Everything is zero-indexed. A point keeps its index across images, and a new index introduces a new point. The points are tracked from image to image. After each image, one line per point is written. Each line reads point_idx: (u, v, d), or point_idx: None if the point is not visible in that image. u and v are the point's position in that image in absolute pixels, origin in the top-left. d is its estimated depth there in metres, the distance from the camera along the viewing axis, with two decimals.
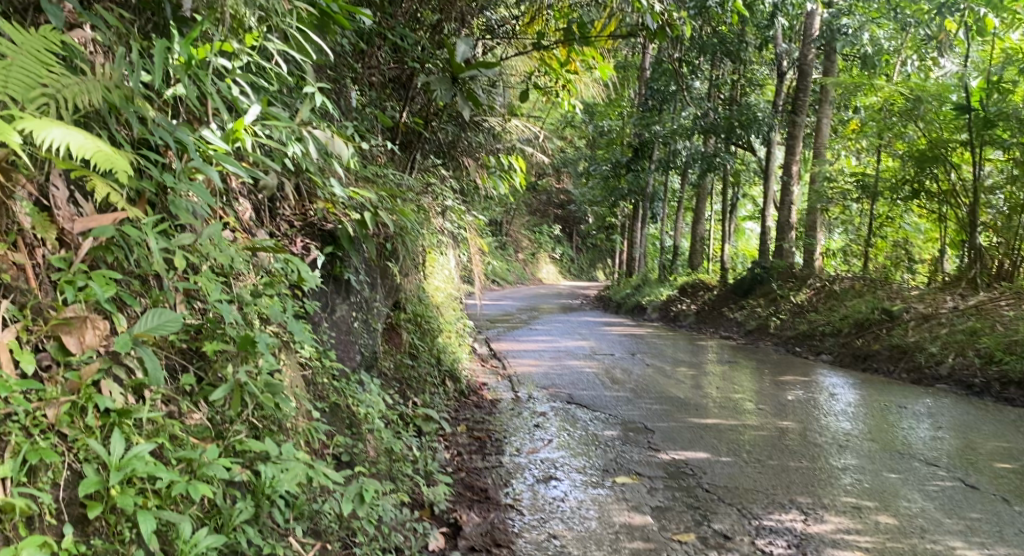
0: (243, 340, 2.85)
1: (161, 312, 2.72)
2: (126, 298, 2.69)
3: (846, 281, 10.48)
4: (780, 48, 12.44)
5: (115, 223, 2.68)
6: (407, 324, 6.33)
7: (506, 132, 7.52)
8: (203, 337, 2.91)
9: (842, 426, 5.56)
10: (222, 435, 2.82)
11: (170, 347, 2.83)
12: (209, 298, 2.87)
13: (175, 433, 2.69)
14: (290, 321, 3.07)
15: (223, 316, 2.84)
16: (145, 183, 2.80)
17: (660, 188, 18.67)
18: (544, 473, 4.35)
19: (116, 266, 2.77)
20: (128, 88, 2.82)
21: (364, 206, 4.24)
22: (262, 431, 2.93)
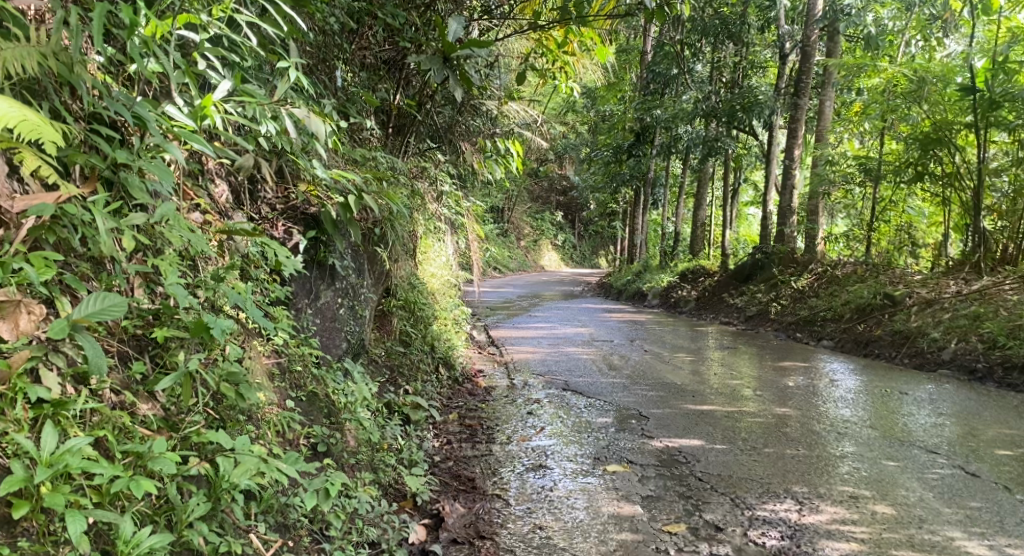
0: (195, 327, 2.70)
1: (105, 296, 2.56)
2: (69, 282, 2.56)
3: (848, 266, 10.33)
4: (783, 30, 12.22)
5: (56, 204, 2.54)
6: (399, 310, 6.21)
7: (503, 115, 7.37)
8: (157, 325, 2.78)
9: (842, 413, 5.45)
10: (176, 427, 2.70)
11: (123, 334, 2.71)
12: (165, 283, 2.73)
13: (123, 425, 2.57)
14: (252, 307, 2.95)
15: (179, 301, 2.72)
16: (93, 159, 2.67)
17: (662, 173, 18.49)
18: (534, 461, 4.24)
19: (62, 247, 2.63)
20: (69, 55, 2.66)
21: (347, 188, 4.12)
22: (227, 423, 2.83)
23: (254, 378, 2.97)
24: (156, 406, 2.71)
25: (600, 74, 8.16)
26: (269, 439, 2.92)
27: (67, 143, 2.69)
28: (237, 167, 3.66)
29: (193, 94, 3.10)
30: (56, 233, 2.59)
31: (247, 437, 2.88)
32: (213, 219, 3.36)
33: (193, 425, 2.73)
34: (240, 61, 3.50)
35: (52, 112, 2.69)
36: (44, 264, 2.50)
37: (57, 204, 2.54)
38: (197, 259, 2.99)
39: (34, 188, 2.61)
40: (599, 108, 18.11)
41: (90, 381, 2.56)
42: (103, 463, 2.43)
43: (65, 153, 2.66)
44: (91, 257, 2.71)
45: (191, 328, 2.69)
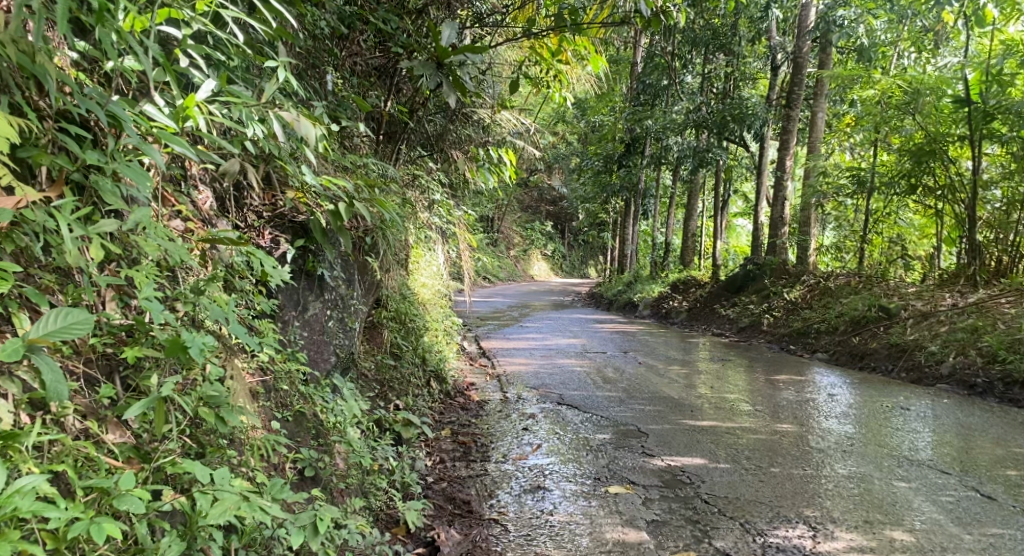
0: (171, 346, 2.48)
1: (68, 312, 2.36)
2: (30, 296, 2.36)
3: (841, 278, 10.20)
4: (774, 41, 12.11)
5: (12, 210, 2.33)
6: (390, 322, 6.01)
7: (496, 124, 7.21)
8: (130, 342, 2.57)
9: (843, 428, 5.27)
10: (147, 457, 2.50)
11: (91, 355, 2.51)
12: (139, 295, 2.53)
13: (86, 456, 2.39)
14: (235, 324, 2.73)
15: (154, 317, 2.51)
16: (60, 160, 2.47)
17: (651, 184, 18.39)
18: (532, 482, 4.03)
19: (22, 255, 2.42)
20: (35, 45, 2.45)
21: (337, 195, 3.94)
22: (206, 449, 2.65)
23: (238, 399, 2.74)
24: (125, 435, 2.51)
25: (593, 83, 8.01)
26: (252, 467, 2.72)
27: (32, 142, 2.49)
28: (222, 172, 3.49)
29: (174, 93, 2.91)
30: (15, 241, 2.39)
31: (230, 463, 2.68)
32: (196, 227, 3.17)
33: (167, 453, 2.53)
34: (224, 60, 3.31)
35: (14, 107, 2.47)
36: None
37: (13, 209, 2.33)
38: (177, 269, 2.78)
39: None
40: (588, 118, 17.96)
41: (49, 408, 2.37)
42: (61, 503, 2.24)
43: (30, 153, 2.46)
44: (58, 267, 2.51)
45: (165, 347, 2.48)
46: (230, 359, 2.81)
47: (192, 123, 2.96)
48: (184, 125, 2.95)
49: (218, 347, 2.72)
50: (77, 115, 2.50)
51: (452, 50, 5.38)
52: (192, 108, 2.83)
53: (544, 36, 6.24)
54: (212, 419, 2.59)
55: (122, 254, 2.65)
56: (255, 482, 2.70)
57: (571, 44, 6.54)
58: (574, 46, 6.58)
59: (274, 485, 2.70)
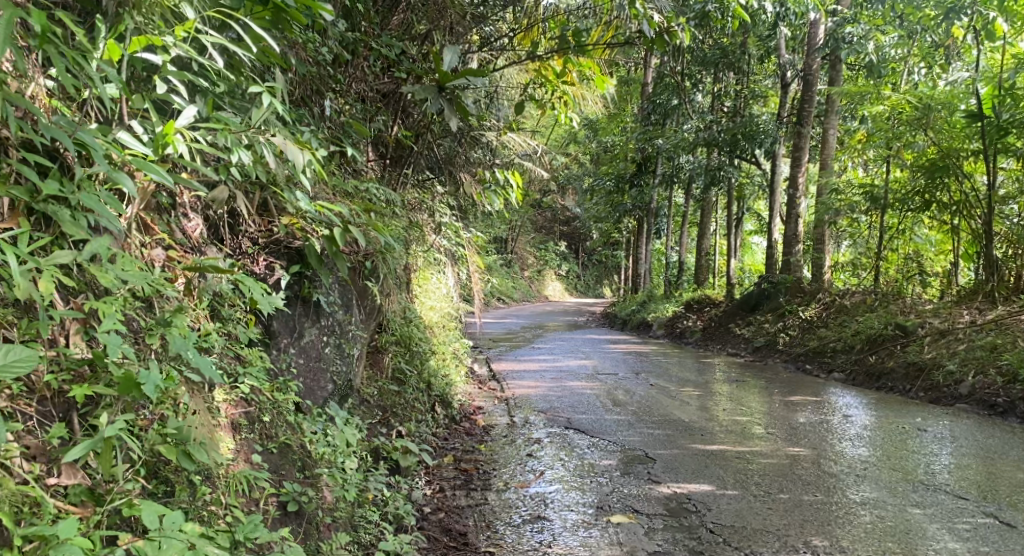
0: (125, 382, 2.38)
1: (10, 350, 2.26)
2: None
3: (857, 295, 10.03)
4: (783, 58, 12.02)
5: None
6: (393, 346, 5.93)
7: (502, 146, 7.14)
8: (88, 378, 2.47)
9: (859, 452, 5.11)
10: (101, 499, 2.40)
11: (45, 393, 2.41)
12: (100, 328, 2.44)
13: (29, 501, 2.28)
14: (204, 355, 2.63)
15: (110, 352, 2.41)
16: (22, 189, 2.40)
17: (664, 203, 18.28)
18: (531, 512, 3.92)
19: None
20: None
21: (332, 221, 3.88)
22: (175, 486, 2.57)
23: (208, 435, 2.64)
24: (78, 477, 2.40)
25: (601, 105, 7.96)
26: (226, 504, 2.64)
27: None
28: (212, 199, 3.43)
29: (153, 121, 2.86)
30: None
31: (202, 501, 2.60)
32: (180, 256, 3.09)
33: (124, 494, 2.43)
34: (209, 86, 3.26)
35: None
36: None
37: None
38: (150, 299, 2.70)
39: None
40: (599, 138, 17.94)
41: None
42: None
43: None
44: (17, 301, 2.43)
45: (119, 383, 2.39)
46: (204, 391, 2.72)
47: (171, 150, 2.91)
48: (162, 152, 2.89)
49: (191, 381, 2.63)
50: (42, 143, 2.43)
51: (454, 73, 5.33)
52: (171, 135, 2.78)
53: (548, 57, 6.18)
54: (176, 456, 2.51)
55: (91, 286, 2.58)
56: (228, 522, 2.62)
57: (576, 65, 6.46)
58: (580, 68, 6.49)
59: (250, 523, 2.63)
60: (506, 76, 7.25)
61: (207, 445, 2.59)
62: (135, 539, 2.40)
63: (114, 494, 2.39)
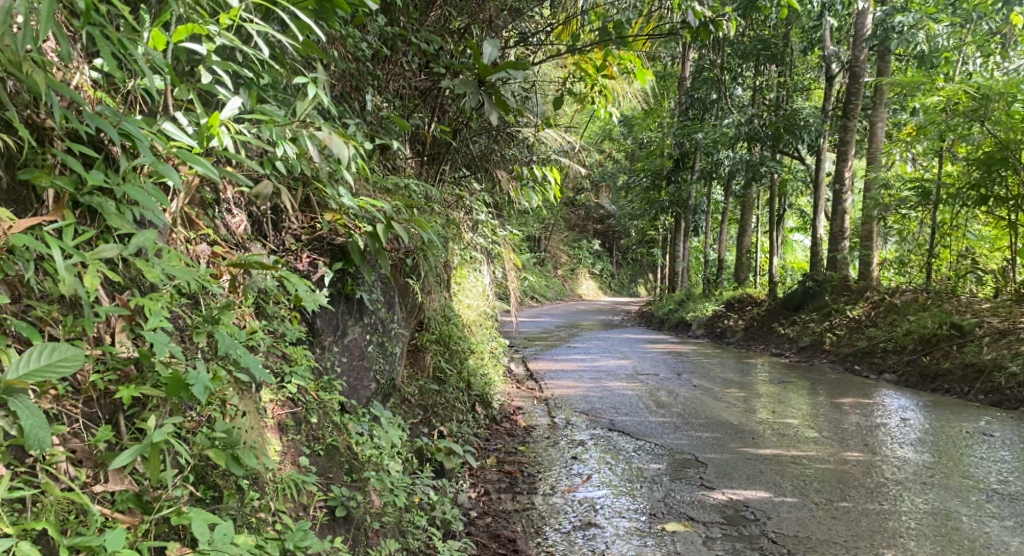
0: (172, 383, 2.28)
1: (57, 347, 2.19)
2: (23, 329, 2.19)
3: (907, 294, 9.76)
4: (828, 50, 11.75)
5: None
6: (433, 345, 5.82)
7: (541, 142, 6.99)
8: (135, 378, 2.39)
9: (920, 457, 4.91)
10: (148, 506, 2.31)
11: (92, 393, 2.32)
12: (145, 326, 2.35)
13: (75, 510, 2.19)
14: (253, 356, 2.53)
15: (158, 350, 2.32)
16: (64, 180, 2.31)
17: (702, 200, 18.03)
18: (582, 518, 3.78)
19: (18, 286, 2.26)
20: (39, 58, 2.30)
21: (375, 216, 3.78)
22: (223, 492, 2.47)
23: (258, 438, 2.53)
24: (125, 483, 2.31)
25: (642, 98, 7.81)
26: (274, 511, 2.54)
27: (36, 163, 2.34)
28: (256, 193, 3.34)
29: (198, 112, 2.76)
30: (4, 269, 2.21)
31: (250, 508, 2.50)
32: (224, 252, 3.00)
33: (172, 501, 2.33)
34: (253, 78, 3.17)
35: (7, 123, 2.31)
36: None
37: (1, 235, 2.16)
38: (196, 296, 2.61)
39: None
40: (636, 135, 17.78)
41: (36, 456, 2.18)
42: None
43: (29, 175, 2.30)
44: (62, 297, 2.35)
45: (166, 385, 2.29)
46: (252, 391, 2.62)
47: (217, 144, 2.81)
48: (208, 145, 2.80)
49: (241, 382, 2.53)
50: (86, 133, 2.34)
51: (494, 66, 5.19)
52: (217, 127, 2.68)
53: (589, 50, 6.02)
54: (225, 460, 2.41)
55: (137, 281, 2.49)
56: (277, 529, 2.52)
57: (617, 58, 6.29)
58: (620, 61, 6.31)
59: (299, 530, 2.53)
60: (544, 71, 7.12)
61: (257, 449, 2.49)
62: (181, 549, 2.31)
63: (163, 501, 2.29)
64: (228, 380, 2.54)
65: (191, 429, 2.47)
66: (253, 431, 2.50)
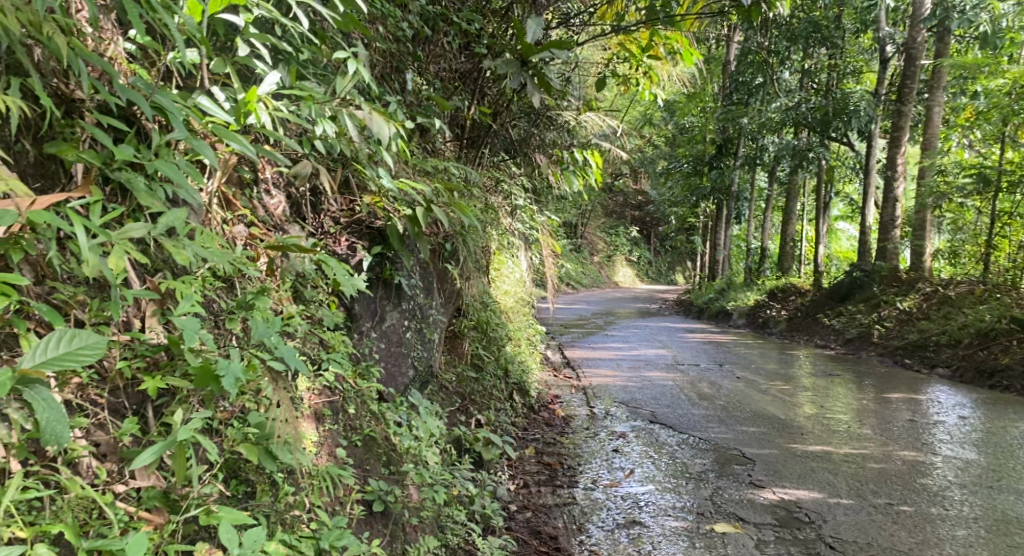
0: (201, 373, 2.18)
1: (75, 334, 2.07)
2: (44, 311, 2.09)
3: (961, 286, 9.49)
4: (883, 32, 11.44)
5: (21, 213, 2.03)
6: (471, 332, 5.70)
7: (580, 126, 6.63)
8: (164, 366, 2.30)
9: (981, 459, 4.72)
10: (175, 506, 2.21)
11: (118, 382, 2.24)
12: (176, 310, 2.25)
13: (98, 511, 2.10)
14: (288, 344, 2.38)
15: (187, 338, 2.18)
16: (92, 154, 2.20)
17: (745, 187, 17.72)
18: (627, 516, 3.64)
19: (42, 267, 2.18)
20: (68, 27, 2.19)
21: (416, 199, 3.67)
22: (256, 488, 2.38)
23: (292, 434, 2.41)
24: (151, 478, 2.22)
25: (688, 81, 7.63)
26: (310, 507, 2.44)
27: (65, 136, 2.24)
28: (294, 174, 3.23)
29: (236, 87, 2.65)
30: (26, 249, 2.10)
31: (284, 504, 2.40)
32: (261, 234, 2.91)
33: (201, 500, 2.23)
34: (293, 53, 3.05)
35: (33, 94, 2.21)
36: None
37: (22, 212, 2.03)
38: (231, 279, 2.53)
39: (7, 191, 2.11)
40: (678, 120, 17.51)
41: (55, 451, 2.10)
42: None
43: (57, 148, 2.20)
44: (88, 279, 2.26)
45: (196, 376, 2.18)
46: (288, 381, 2.51)
47: (255, 120, 2.70)
48: (245, 122, 2.68)
49: (274, 369, 2.42)
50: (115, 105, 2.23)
51: (538, 45, 5.04)
52: (253, 102, 2.56)
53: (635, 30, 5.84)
54: (258, 455, 2.30)
55: (168, 263, 2.40)
56: (312, 527, 2.42)
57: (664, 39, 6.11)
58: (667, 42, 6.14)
59: (336, 528, 2.40)
60: (586, 52, 6.96)
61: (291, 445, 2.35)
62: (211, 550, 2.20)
63: (191, 499, 2.19)
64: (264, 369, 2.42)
65: (224, 422, 2.38)
66: (287, 427, 2.36)
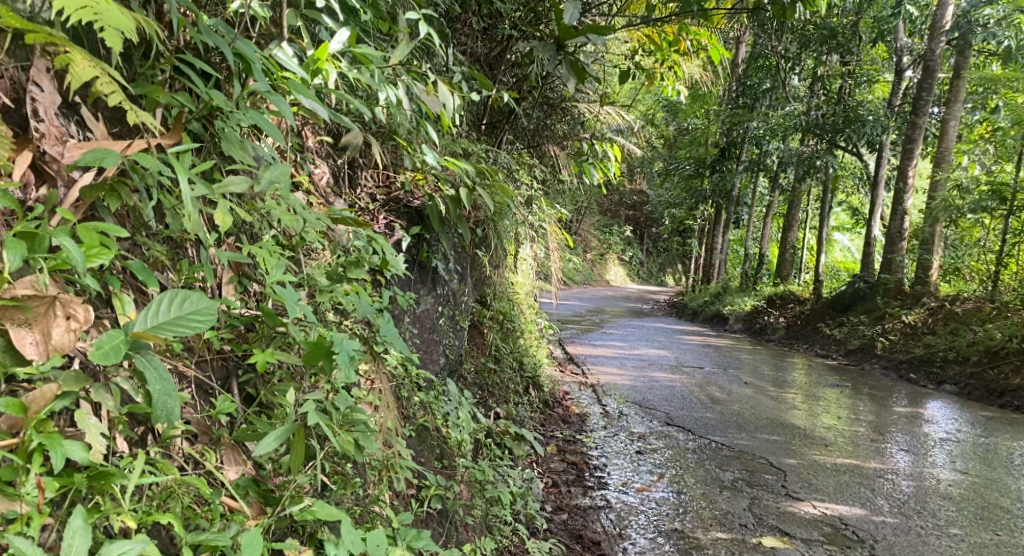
0: (313, 350, 2.04)
1: (186, 297, 1.95)
2: (141, 271, 1.96)
3: (968, 303, 9.41)
4: (900, 42, 11.42)
5: (121, 156, 1.94)
6: (491, 322, 5.53)
7: (596, 120, 6.31)
8: (250, 338, 2.21)
9: (1002, 482, 4.76)
10: (268, 498, 2.09)
11: (205, 353, 2.12)
12: (267, 279, 2.13)
13: (196, 497, 1.95)
14: (379, 319, 2.30)
15: (290, 312, 2.09)
16: (180, 99, 2.08)
17: (747, 191, 17.60)
18: (667, 524, 3.57)
19: (128, 219, 2.05)
20: None
21: (460, 179, 3.46)
22: (335, 479, 2.22)
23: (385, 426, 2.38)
24: (243, 466, 2.10)
25: (710, 77, 7.40)
26: (383, 503, 2.29)
27: (148, 79, 2.10)
28: (345, 144, 3.05)
29: (304, 43, 2.51)
30: (121, 198, 1.99)
31: (357, 497, 2.25)
32: (318, 203, 2.80)
33: (294, 492, 2.10)
34: (357, 12, 2.86)
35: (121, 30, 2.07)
36: (93, 242, 1.87)
37: (123, 155, 1.93)
38: (300, 251, 2.40)
39: (92, 133, 2.04)
40: (681, 120, 17.33)
41: (154, 428, 1.96)
42: None
43: (143, 89, 2.06)
44: (168, 237, 2.14)
45: (307, 352, 2.05)
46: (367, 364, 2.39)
47: (321, 81, 2.56)
48: (312, 82, 2.55)
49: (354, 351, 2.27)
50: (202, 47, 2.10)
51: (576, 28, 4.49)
52: (324, 59, 2.42)
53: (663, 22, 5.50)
54: (348, 448, 2.12)
55: (241, 227, 2.32)
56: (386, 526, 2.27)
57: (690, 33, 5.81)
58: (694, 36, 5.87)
59: (410, 528, 2.25)
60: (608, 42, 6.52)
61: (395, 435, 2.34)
62: (301, 547, 2.06)
63: (288, 493, 2.05)
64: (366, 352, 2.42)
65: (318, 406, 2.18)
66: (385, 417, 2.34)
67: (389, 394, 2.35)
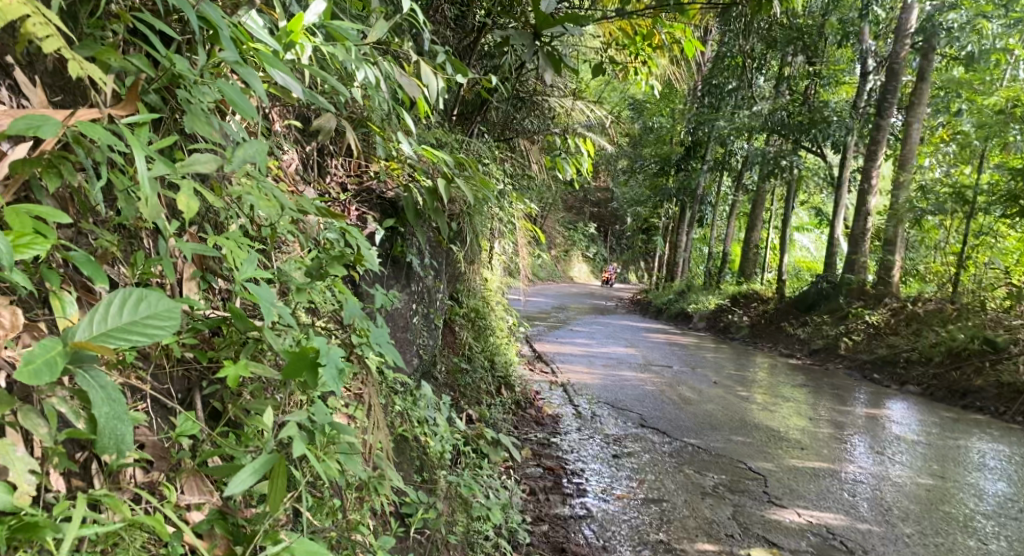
0: (290, 364, 1.81)
1: (143, 299, 1.71)
2: (85, 266, 1.72)
3: (930, 304, 9.44)
4: (867, 45, 11.34)
5: (63, 125, 1.69)
6: (463, 320, 5.35)
7: (567, 115, 6.12)
8: (217, 344, 1.99)
9: (979, 486, 4.69)
10: (238, 534, 1.88)
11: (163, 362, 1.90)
12: (238, 277, 1.92)
13: (152, 535, 1.76)
14: (363, 321, 2.10)
15: (264, 314, 1.88)
16: (136, 62, 1.86)
17: (711, 190, 17.58)
18: (649, 534, 3.42)
19: (71, 203, 1.82)
20: None
21: (437, 171, 3.26)
22: (311, 503, 2.03)
23: (369, 445, 2.19)
24: (210, 496, 1.90)
25: (683, 75, 7.23)
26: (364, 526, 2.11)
27: (97, 40, 1.88)
28: (316, 126, 2.83)
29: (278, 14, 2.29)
30: (63, 175, 1.75)
31: (337, 521, 2.07)
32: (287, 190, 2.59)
33: (270, 528, 1.90)
34: None
35: None
36: (24, 228, 1.63)
37: (66, 123, 1.69)
38: (271, 243, 2.19)
39: (26, 99, 1.80)
40: (647, 119, 17.25)
41: (98, 456, 1.75)
42: None
43: (91, 50, 1.83)
44: (120, 226, 1.92)
45: (285, 364, 1.82)
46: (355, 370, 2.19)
47: (295, 56, 2.35)
48: (286, 58, 2.33)
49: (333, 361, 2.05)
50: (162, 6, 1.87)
51: (553, 16, 4.18)
52: (299, 32, 2.21)
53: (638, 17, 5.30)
54: (329, 468, 1.92)
55: (205, 215, 2.10)
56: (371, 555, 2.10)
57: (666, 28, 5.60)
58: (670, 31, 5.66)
59: None
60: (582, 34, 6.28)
61: (383, 457, 2.15)
62: None
63: (262, 530, 1.84)
64: (348, 358, 2.22)
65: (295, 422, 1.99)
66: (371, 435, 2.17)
67: (378, 412, 2.18)
